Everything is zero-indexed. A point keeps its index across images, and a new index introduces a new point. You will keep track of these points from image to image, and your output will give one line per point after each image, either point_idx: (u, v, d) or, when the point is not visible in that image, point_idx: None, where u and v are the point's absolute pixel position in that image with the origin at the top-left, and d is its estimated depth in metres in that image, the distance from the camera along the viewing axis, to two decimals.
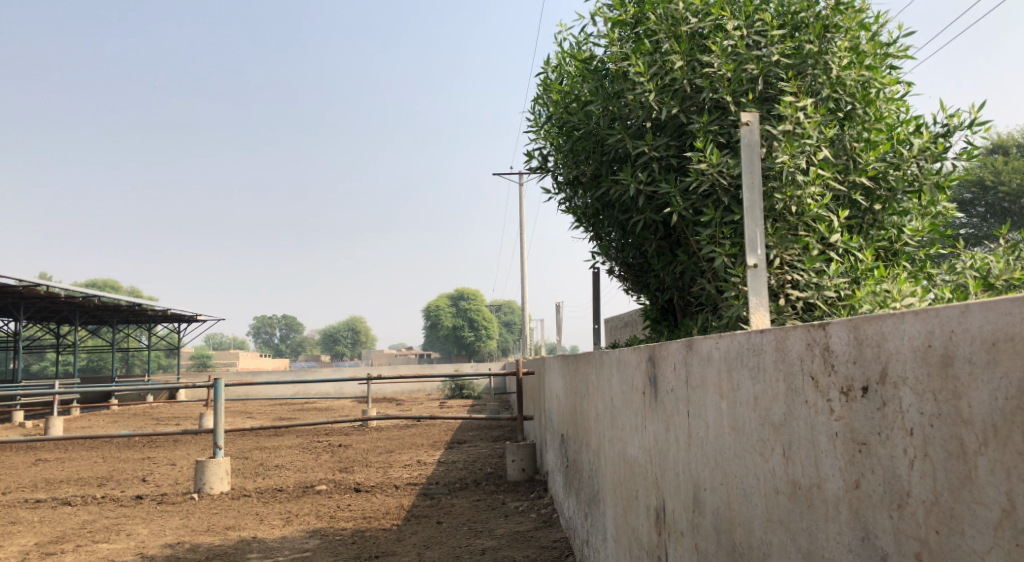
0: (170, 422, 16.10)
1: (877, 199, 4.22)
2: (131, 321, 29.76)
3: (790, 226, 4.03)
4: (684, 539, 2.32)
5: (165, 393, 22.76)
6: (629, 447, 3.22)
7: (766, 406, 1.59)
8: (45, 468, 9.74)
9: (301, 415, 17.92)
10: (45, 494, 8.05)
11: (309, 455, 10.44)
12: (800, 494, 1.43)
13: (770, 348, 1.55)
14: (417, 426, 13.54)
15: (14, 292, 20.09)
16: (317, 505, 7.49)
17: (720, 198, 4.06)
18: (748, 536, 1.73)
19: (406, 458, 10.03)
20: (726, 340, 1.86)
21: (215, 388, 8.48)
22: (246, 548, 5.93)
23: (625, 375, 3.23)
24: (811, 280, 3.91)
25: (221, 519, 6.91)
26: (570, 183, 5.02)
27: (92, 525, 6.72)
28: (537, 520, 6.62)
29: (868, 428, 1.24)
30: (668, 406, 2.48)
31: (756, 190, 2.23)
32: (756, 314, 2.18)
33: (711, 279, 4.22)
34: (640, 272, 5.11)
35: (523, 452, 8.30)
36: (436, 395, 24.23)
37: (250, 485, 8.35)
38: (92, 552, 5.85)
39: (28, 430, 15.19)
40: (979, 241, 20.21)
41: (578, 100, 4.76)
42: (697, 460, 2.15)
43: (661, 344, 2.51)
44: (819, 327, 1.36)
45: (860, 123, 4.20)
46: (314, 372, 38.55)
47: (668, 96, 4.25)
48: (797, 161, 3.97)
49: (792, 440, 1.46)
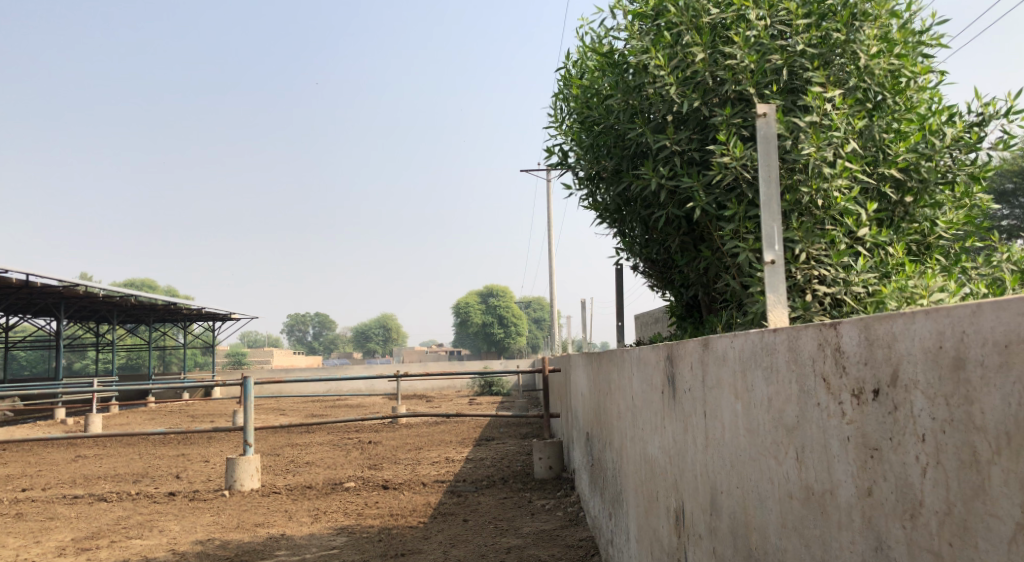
0: (204, 420, 16.29)
1: (908, 191, 4.09)
2: (167, 320, 30.21)
3: (816, 220, 3.93)
4: (702, 542, 2.26)
5: (201, 391, 23.06)
6: (649, 447, 3.17)
7: (779, 408, 1.53)
8: (84, 464, 9.91)
9: (332, 412, 18.05)
10: (82, 490, 8.18)
11: (339, 452, 10.49)
12: (813, 500, 1.38)
13: (783, 348, 1.50)
14: (446, 423, 13.55)
15: (54, 292, 20.48)
16: (345, 502, 7.51)
17: (744, 192, 3.98)
18: (764, 542, 1.67)
19: (434, 455, 10.03)
20: (740, 339, 1.80)
21: (245, 385, 8.56)
22: (274, 545, 5.95)
23: (645, 374, 3.17)
24: (839, 275, 3.81)
25: (251, 516, 6.95)
26: (592, 179, 4.96)
27: (126, 521, 6.80)
28: (563, 519, 6.57)
29: (879, 433, 1.18)
30: (686, 407, 2.42)
31: (773, 182, 2.16)
32: (773, 311, 2.12)
33: (736, 275, 4.13)
34: (664, 268, 5.04)
35: (551, 449, 8.26)
36: (467, 392, 24.29)
37: (281, 482, 8.41)
38: (125, 548, 5.91)
39: (68, 427, 15.47)
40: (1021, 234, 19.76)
41: (599, 95, 4.69)
42: (714, 462, 2.09)
43: (679, 343, 2.46)
44: (830, 327, 1.30)
45: (890, 113, 4.08)
46: (346, 369, 38.88)
47: (689, 89, 4.17)
48: (824, 153, 3.87)
49: (805, 443, 1.40)
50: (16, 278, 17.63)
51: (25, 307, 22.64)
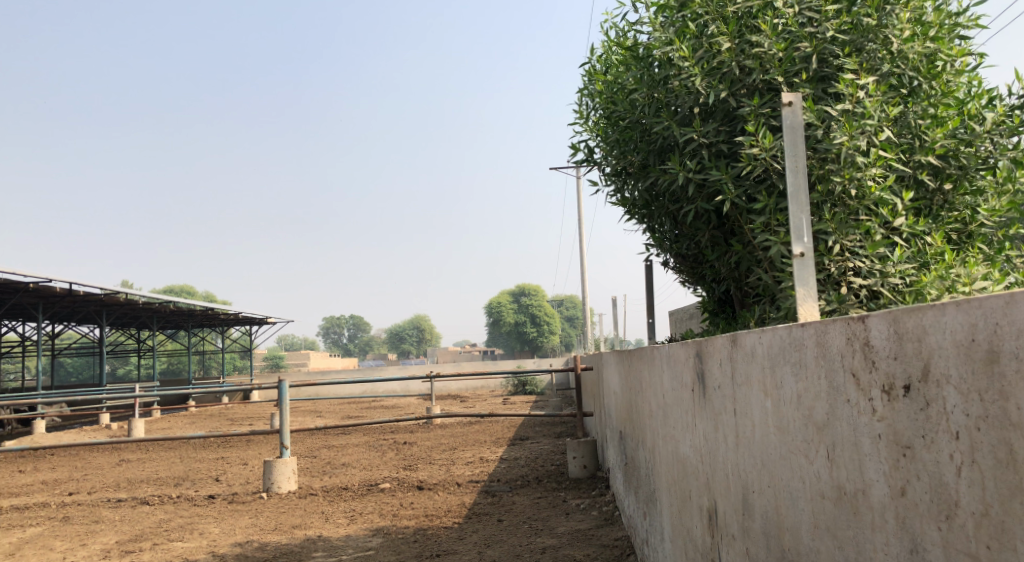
0: (242, 423, 16.49)
1: (946, 178, 3.98)
2: (206, 325, 30.66)
3: (850, 211, 3.84)
4: (735, 543, 2.22)
5: (240, 395, 23.38)
6: (681, 445, 3.12)
7: (809, 405, 1.48)
8: (127, 468, 10.08)
9: (368, 413, 18.17)
10: (125, 494, 8.31)
11: (375, 453, 10.56)
12: (845, 500, 1.33)
13: (812, 344, 1.45)
14: (480, 423, 13.56)
15: (96, 300, 20.89)
16: (381, 503, 7.54)
17: (774, 183, 3.91)
18: (797, 542, 1.63)
19: (469, 455, 10.04)
20: (768, 334, 1.75)
21: (280, 388, 8.63)
22: (311, 547, 5.99)
23: (675, 372, 3.12)
24: (874, 267, 3.73)
25: (289, 518, 7.00)
26: (619, 174, 4.91)
27: (168, 524, 6.90)
28: (598, 518, 6.53)
29: (912, 431, 1.14)
30: (717, 404, 2.37)
31: (801, 172, 2.10)
32: (804, 305, 2.06)
33: (768, 269, 4.07)
34: (695, 264, 4.97)
35: (585, 448, 8.21)
36: (500, 392, 24.32)
37: (318, 484, 8.47)
38: (167, 550, 5.99)
39: (112, 432, 15.76)
40: None
41: (624, 89, 4.64)
42: (745, 461, 2.04)
43: (708, 340, 2.41)
44: (859, 321, 1.25)
45: (926, 99, 3.99)
46: (380, 371, 39.13)
47: (716, 80, 4.11)
48: (857, 142, 3.78)
49: (835, 441, 1.35)
50: (59, 286, 18.00)
51: (68, 315, 23.10)
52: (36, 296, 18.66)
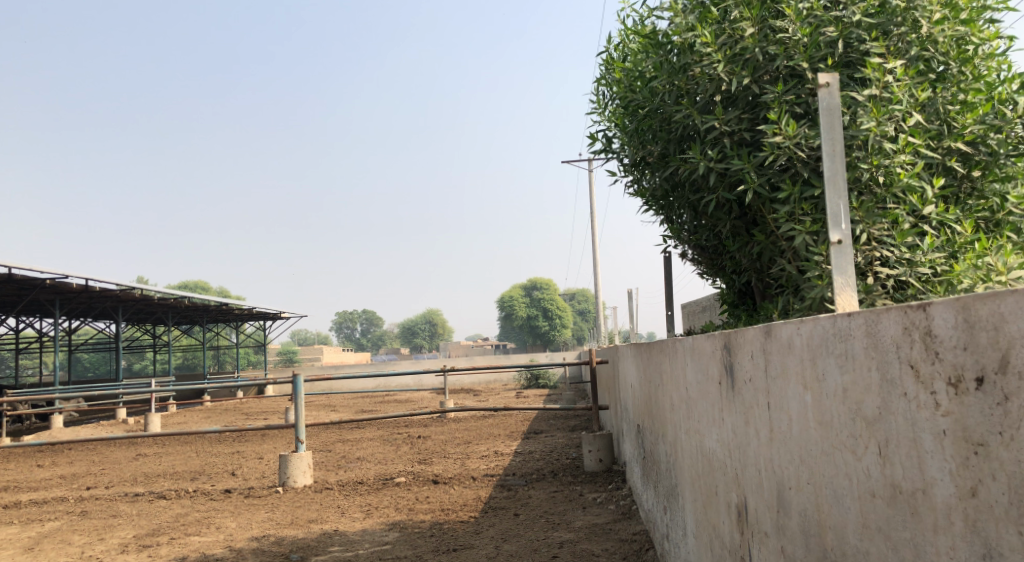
0: (257, 417, 16.50)
1: (975, 164, 3.89)
2: (220, 321, 30.79)
3: (877, 199, 3.76)
4: (768, 541, 2.15)
5: (255, 390, 23.44)
6: (706, 440, 3.05)
7: (856, 399, 1.41)
8: (143, 463, 10.09)
9: (382, 407, 18.18)
10: (142, 488, 8.31)
11: (389, 448, 10.52)
12: (900, 499, 1.26)
13: (860, 334, 1.37)
14: (494, 417, 13.52)
15: (112, 296, 20.97)
16: (397, 497, 7.49)
17: (799, 171, 3.82)
18: (842, 543, 1.55)
19: (484, 449, 9.97)
20: (808, 325, 1.67)
21: (294, 382, 8.58)
22: (328, 541, 5.94)
23: (700, 365, 3.04)
24: (903, 256, 3.64)
25: (305, 512, 6.97)
26: (637, 164, 4.82)
27: (184, 518, 6.87)
28: (616, 512, 6.45)
29: (987, 427, 1.07)
30: (747, 398, 2.29)
31: (838, 157, 2.02)
32: (841, 294, 1.99)
33: (791, 259, 3.98)
34: (714, 255, 4.89)
35: (601, 442, 8.14)
36: (513, 385, 24.30)
37: (333, 478, 8.43)
38: (184, 545, 5.96)
39: (128, 427, 15.82)
40: None
41: (643, 77, 4.55)
42: (780, 456, 1.97)
43: (737, 332, 2.33)
44: (918, 308, 1.18)
45: (956, 83, 3.89)
46: (393, 366, 39.27)
47: (738, 66, 4.02)
48: (884, 128, 3.70)
49: (888, 437, 1.28)
50: (76, 283, 18.09)
51: (85, 311, 23.23)
52: (53, 293, 18.75)
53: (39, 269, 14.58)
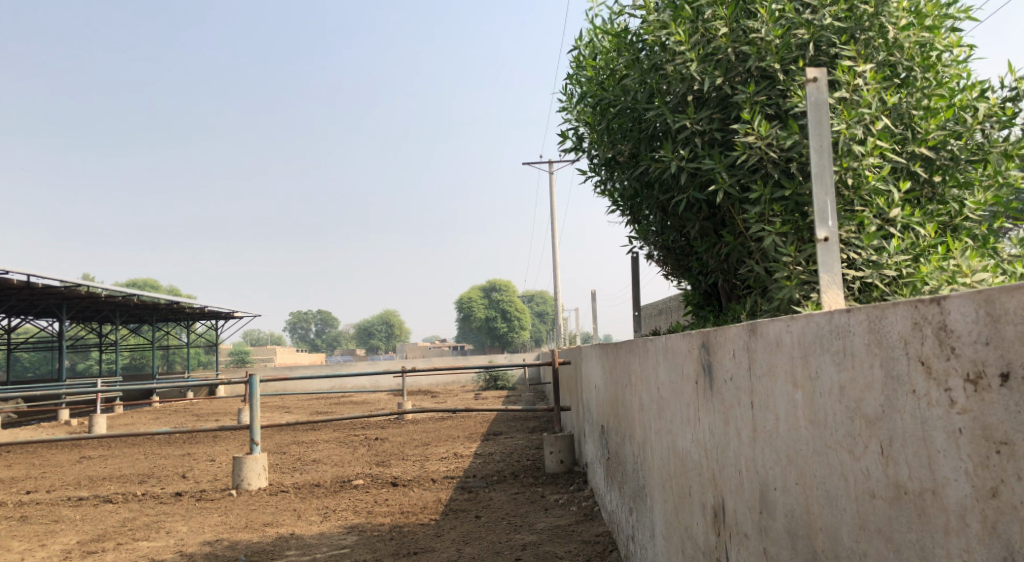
0: (208, 419, 16.15)
1: (936, 169, 3.91)
2: (170, 321, 30.11)
3: (846, 201, 3.77)
4: (749, 542, 2.11)
5: (206, 390, 22.96)
6: (680, 440, 3.01)
7: (854, 397, 1.38)
8: (88, 466, 9.76)
9: (337, 408, 17.95)
10: (87, 492, 8.04)
11: (346, 450, 10.36)
12: (906, 500, 1.25)
13: (860, 330, 1.35)
14: (453, 419, 13.42)
15: (56, 293, 20.35)
16: (355, 500, 7.37)
17: (769, 172, 3.81)
18: (834, 545, 1.52)
19: (442, 451, 9.87)
20: (800, 322, 1.64)
21: (250, 383, 8.39)
22: (284, 545, 5.80)
23: (674, 364, 3.01)
24: (870, 258, 3.63)
25: (259, 516, 6.80)
26: (607, 164, 4.79)
27: (131, 523, 6.65)
28: (578, 514, 6.42)
29: (1012, 425, 1.07)
30: (727, 397, 2.26)
31: (825, 154, 2.02)
32: (828, 292, 1.98)
33: (759, 260, 3.97)
34: (681, 256, 4.88)
35: (562, 443, 8.11)
36: (471, 388, 24.22)
37: (289, 481, 8.26)
38: (131, 550, 5.76)
39: (72, 428, 15.35)
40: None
41: (615, 75, 4.55)
42: (764, 457, 1.93)
43: (718, 330, 2.30)
44: (933, 303, 1.17)
45: (920, 90, 3.92)
46: (349, 367, 38.83)
47: (711, 66, 4.01)
48: (854, 131, 3.71)
49: (894, 435, 1.27)
50: (17, 279, 17.51)
51: (27, 309, 22.48)
52: None
53: None
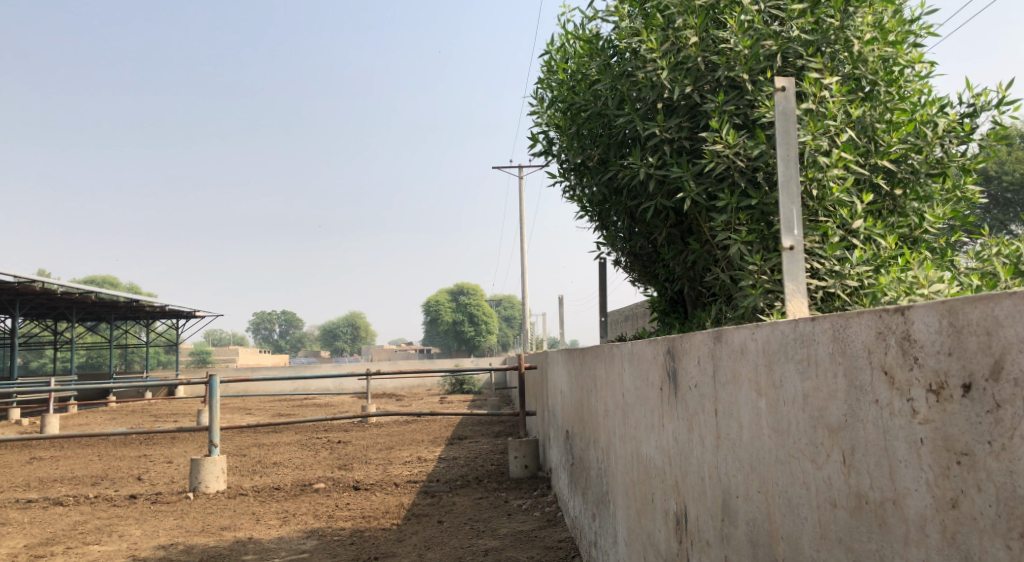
0: (166, 420, 15.86)
1: (898, 182, 3.98)
2: (129, 319, 29.56)
3: (810, 211, 3.81)
4: (711, 549, 2.11)
5: (165, 391, 22.60)
6: (644, 447, 3.01)
7: (817, 406, 1.39)
8: (39, 467, 9.53)
9: (299, 410, 17.75)
10: (37, 494, 7.84)
11: (307, 452, 10.24)
12: (867, 510, 1.25)
13: (825, 338, 1.35)
14: (416, 422, 13.34)
15: (10, 288, 19.87)
16: (315, 504, 7.28)
17: (736, 181, 3.84)
18: (795, 553, 1.52)
19: (406, 455, 9.80)
20: (764, 330, 1.64)
21: (210, 384, 8.25)
22: (241, 549, 5.70)
23: (639, 370, 3.01)
24: (832, 268, 3.68)
25: (217, 519, 6.69)
26: (576, 168, 4.80)
27: (82, 526, 6.50)
28: (541, 519, 6.40)
29: (972, 435, 1.07)
30: (691, 405, 2.26)
31: (792, 162, 2.03)
32: (792, 301, 1.99)
33: (725, 268, 4.00)
34: (647, 263, 4.90)
35: (526, 448, 8.09)
36: (436, 391, 24.12)
37: (247, 483, 8.14)
38: (82, 554, 5.62)
39: (24, 428, 14.98)
40: (1003, 229, 18.64)
41: (586, 80, 4.56)
42: (727, 464, 1.93)
43: (683, 337, 2.30)
44: (897, 313, 1.18)
45: (883, 104, 3.98)
46: (312, 368, 38.49)
47: (681, 74, 4.04)
48: (819, 142, 3.75)
49: (856, 445, 1.28)
50: None
51: None
52: None
53: None
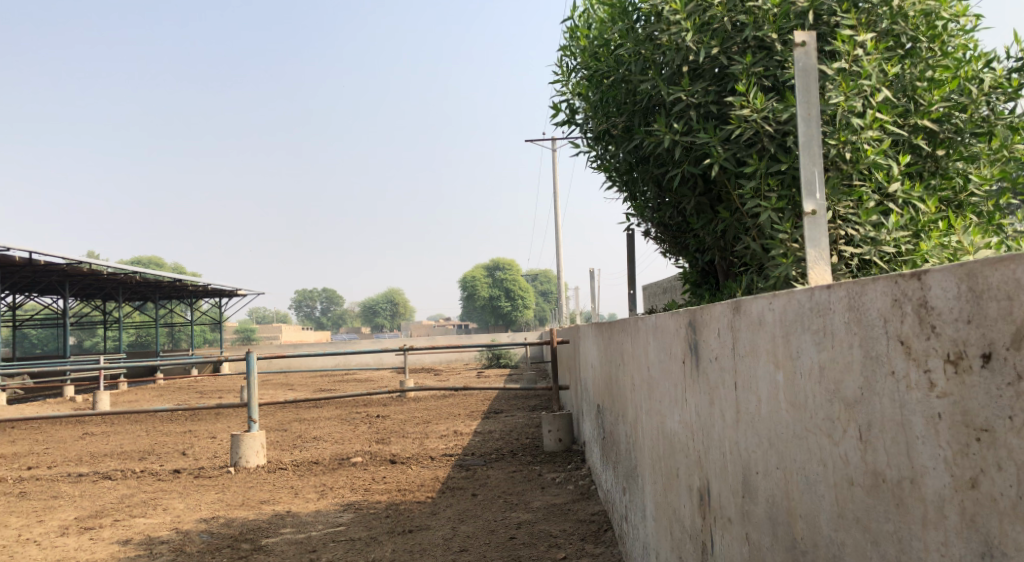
0: (212, 396, 16.18)
1: (940, 143, 3.78)
2: (175, 298, 30.15)
3: (843, 175, 3.65)
4: (732, 527, 2.04)
5: (211, 368, 23.07)
6: (669, 421, 2.93)
7: (834, 380, 1.31)
8: (90, 442, 9.78)
9: (340, 385, 17.98)
10: (86, 468, 8.04)
11: (347, 427, 10.35)
12: (884, 488, 1.18)
13: (841, 308, 1.27)
14: (455, 397, 13.43)
15: (59, 270, 20.38)
16: (352, 477, 7.34)
17: (765, 146, 3.71)
18: (813, 533, 1.44)
19: (442, 429, 9.85)
20: (782, 299, 1.56)
21: (247, 360, 8.32)
22: (279, 523, 5.77)
23: (663, 344, 2.93)
24: (868, 234, 3.53)
25: (257, 493, 6.78)
26: (600, 137, 4.69)
27: (129, 499, 6.64)
28: (574, 492, 6.37)
29: (992, 410, 0.99)
30: (712, 378, 2.18)
31: (813, 122, 1.93)
32: (815, 269, 1.91)
33: (756, 237, 3.87)
34: (677, 234, 4.78)
35: (560, 422, 8.05)
36: (474, 365, 24.28)
37: (287, 458, 8.23)
38: (128, 526, 5.73)
39: (76, 405, 15.37)
40: None
41: (608, 44, 4.43)
42: (746, 439, 1.86)
43: (703, 308, 2.22)
44: (913, 278, 1.09)
45: (925, 60, 3.79)
46: (353, 344, 38.93)
47: (707, 35, 3.90)
48: (852, 103, 3.58)
49: (872, 420, 1.20)
50: (22, 257, 17.48)
51: (31, 285, 22.62)
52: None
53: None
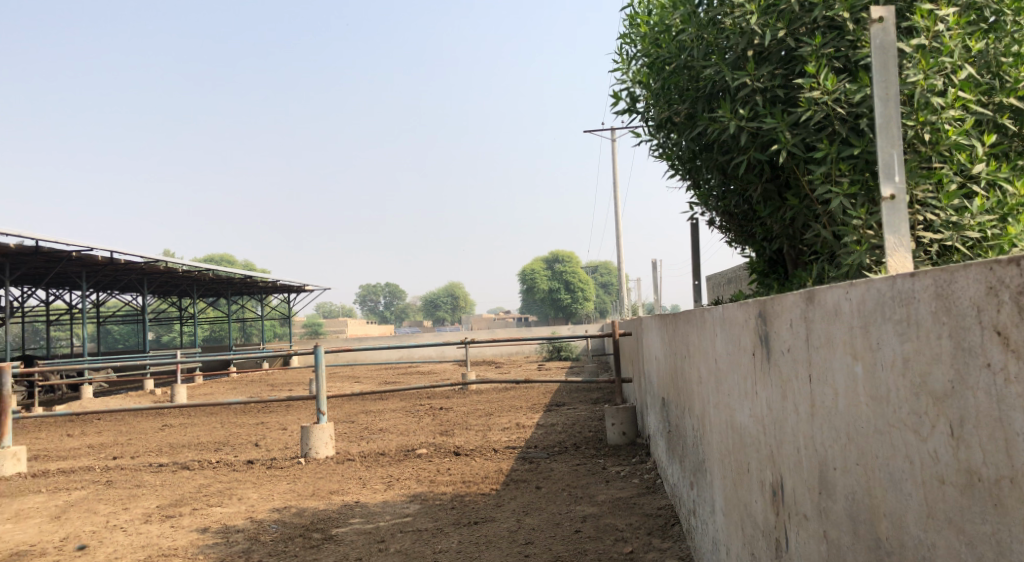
0: (281, 389, 16.55)
1: None
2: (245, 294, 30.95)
3: (921, 158, 3.50)
4: (808, 525, 1.97)
5: (280, 361, 23.61)
6: (738, 415, 2.86)
7: (920, 372, 1.25)
8: (169, 433, 10.11)
9: (404, 379, 18.20)
10: (166, 458, 8.31)
11: (412, 419, 10.45)
12: (980, 487, 1.12)
13: (927, 296, 1.20)
14: (516, 390, 13.45)
15: (137, 268, 21.10)
16: (418, 469, 7.41)
17: (836, 129, 3.58)
18: (898, 533, 1.38)
19: (505, 421, 9.87)
20: (859, 288, 1.49)
21: (315, 353, 8.46)
22: (349, 513, 5.86)
23: (730, 335, 2.86)
24: (949, 219, 3.38)
25: (326, 484, 6.90)
26: (662, 125, 4.61)
27: (206, 489, 6.83)
28: (639, 486, 6.31)
29: None
30: (784, 370, 2.11)
31: (891, 102, 1.84)
32: (893, 256, 1.84)
33: (827, 224, 3.75)
34: (743, 222, 4.68)
35: (624, 415, 7.97)
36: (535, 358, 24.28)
37: (355, 449, 8.36)
38: (206, 515, 5.90)
39: (155, 397, 15.92)
40: None
41: (669, 30, 4.35)
42: (822, 434, 1.79)
43: (773, 299, 2.15)
44: (1011, 264, 1.03)
45: (1010, 34, 3.60)
46: (416, 337, 39.41)
47: (773, 17, 3.79)
48: (932, 82, 3.44)
49: (965, 414, 1.13)
50: (103, 255, 18.15)
51: (112, 282, 23.48)
52: (80, 265, 18.82)
53: (65, 243, 14.70)
